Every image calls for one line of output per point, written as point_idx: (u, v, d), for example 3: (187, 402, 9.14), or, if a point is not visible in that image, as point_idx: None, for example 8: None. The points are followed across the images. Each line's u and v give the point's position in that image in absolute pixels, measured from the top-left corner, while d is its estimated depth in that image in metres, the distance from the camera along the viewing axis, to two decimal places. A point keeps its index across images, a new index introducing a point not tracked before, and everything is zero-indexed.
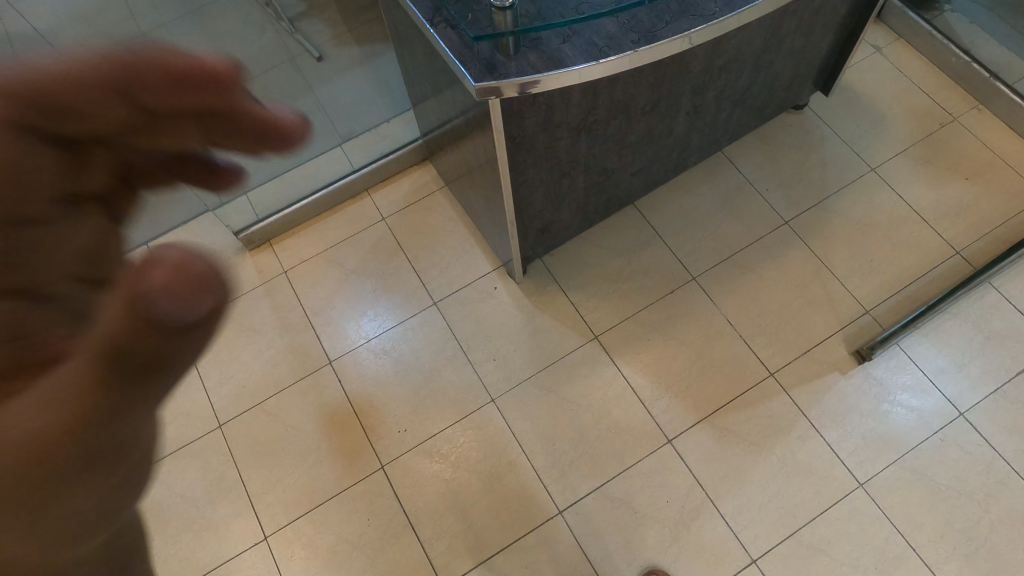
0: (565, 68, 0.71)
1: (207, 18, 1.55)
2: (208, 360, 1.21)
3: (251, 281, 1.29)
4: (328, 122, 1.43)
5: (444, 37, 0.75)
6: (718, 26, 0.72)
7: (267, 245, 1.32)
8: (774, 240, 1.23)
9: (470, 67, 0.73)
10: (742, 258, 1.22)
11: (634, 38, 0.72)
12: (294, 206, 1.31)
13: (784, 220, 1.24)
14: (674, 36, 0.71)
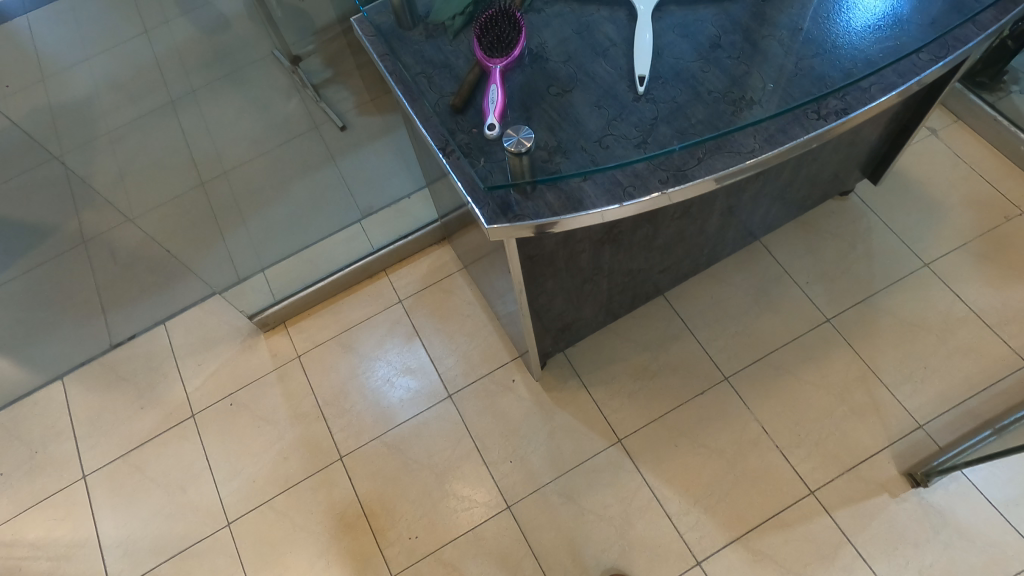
0: (588, 210, 0.63)
1: (236, 80, 1.45)
2: (220, 451, 1.19)
3: (264, 365, 1.26)
4: (349, 195, 1.44)
5: (458, 170, 0.67)
6: (755, 164, 0.65)
7: (282, 326, 1.29)
8: (814, 340, 1.14)
9: (483, 204, 0.65)
10: (781, 357, 1.13)
11: (662, 176, 0.65)
12: (309, 287, 1.28)
13: (825, 319, 1.16)
14: (707, 176, 0.64)
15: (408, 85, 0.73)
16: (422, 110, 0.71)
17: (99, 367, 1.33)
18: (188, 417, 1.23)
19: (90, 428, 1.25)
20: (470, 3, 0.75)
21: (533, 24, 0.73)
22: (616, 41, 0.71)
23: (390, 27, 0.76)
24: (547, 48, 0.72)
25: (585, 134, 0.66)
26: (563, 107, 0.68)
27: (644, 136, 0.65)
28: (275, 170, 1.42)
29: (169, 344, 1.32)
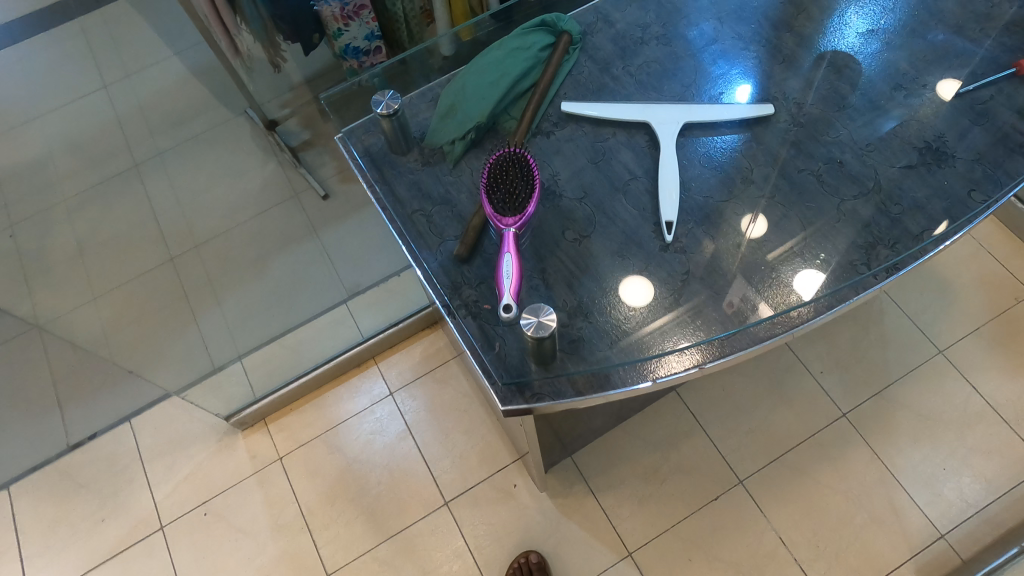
0: (617, 387, 0.55)
1: (199, 143, 1.47)
2: (192, 569, 1.09)
3: (242, 468, 1.16)
4: (330, 270, 1.27)
5: (462, 333, 0.57)
6: (777, 307, 0.58)
7: (261, 423, 1.20)
8: (830, 436, 1.10)
9: (493, 378, 0.55)
10: (795, 458, 1.08)
11: (698, 345, 0.56)
12: (290, 385, 1.19)
13: (841, 414, 1.12)
14: (749, 347, 0.56)
15: (403, 221, 0.63)
16: (420, 253, 0.61)
17: (58, 475, 1.22)
18: (156, 530, 1.13)
19: (46, 544, 1.15)
20: (471, 126, 0.65)
21: (543, 152, 0.65)
22: (637, 174, 0.63)
23: (381, 151, 0.67)
24: (560, 181, 0.64)
25: (608, 292, 0.59)
26: (582, 256, 0.60)
27: (675, 293, 0.58)
28: (252, 241, 1.34)
29: (136, 447, 1.22)
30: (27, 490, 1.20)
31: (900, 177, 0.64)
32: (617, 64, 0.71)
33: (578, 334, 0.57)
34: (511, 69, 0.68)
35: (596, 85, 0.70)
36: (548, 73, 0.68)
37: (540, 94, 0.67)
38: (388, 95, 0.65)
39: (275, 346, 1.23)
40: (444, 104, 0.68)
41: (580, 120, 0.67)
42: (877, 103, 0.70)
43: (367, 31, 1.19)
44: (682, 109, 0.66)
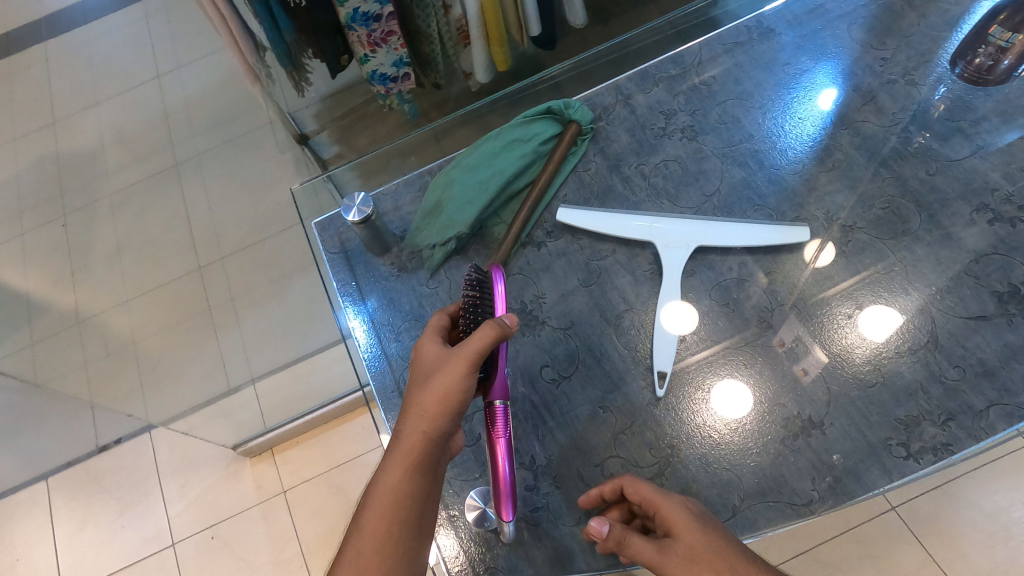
0: None
1: (239, 147, 1.46)
2: None
3: (248, 497, 1.19)
4: None
5: None
6: (831, 353, 0.64)
7: (268, 453, 1.23)
8: (871, 533, 0.98)
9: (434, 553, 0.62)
10: (827, 553, 0.98)
11: None
12: (295, 420, 1.22)
13: (888, 509, 0.99)
14: (744, 541, 0.58)
15: (374, 341, 0.71)
16: (384, 380, 0.69)
17: (86, 475, 1.27)
18: (167, 546, 1.18)
19: (70, 541, 1.23)
20: (451, 234, 0.71)
21: (531, 265, 0.72)
22: (633, 303, 0.69)
23: (356, 249, 0.77)
24: (544, 302, 0.70)
25: (579, 457, 0.63)
26: (555, 398, 0.65)
27: (658, 469, 0.61)
28: (276, 260, 1.33)
29: (154, 459, 1.25)
30: (54, 484, 1.28)
31: (967, 333, 0.62)
32: (605, 175, 0.76)
33: (548, 515, 0.61)
34: (506, 166, 0.72)
35: (601, 187, 0.76)
36: (545, 172, 0.73)
37: (533, 200, 0.72)
38: (357, 200, 0.68)
39: (286, 372, 1.22)
40: (428, 201, 0.74)
41: (572, 225, 0.72)
42: (950, 232, 0.68)
43: (396, 57, 1.11)
44: (691, 224, 0.69)
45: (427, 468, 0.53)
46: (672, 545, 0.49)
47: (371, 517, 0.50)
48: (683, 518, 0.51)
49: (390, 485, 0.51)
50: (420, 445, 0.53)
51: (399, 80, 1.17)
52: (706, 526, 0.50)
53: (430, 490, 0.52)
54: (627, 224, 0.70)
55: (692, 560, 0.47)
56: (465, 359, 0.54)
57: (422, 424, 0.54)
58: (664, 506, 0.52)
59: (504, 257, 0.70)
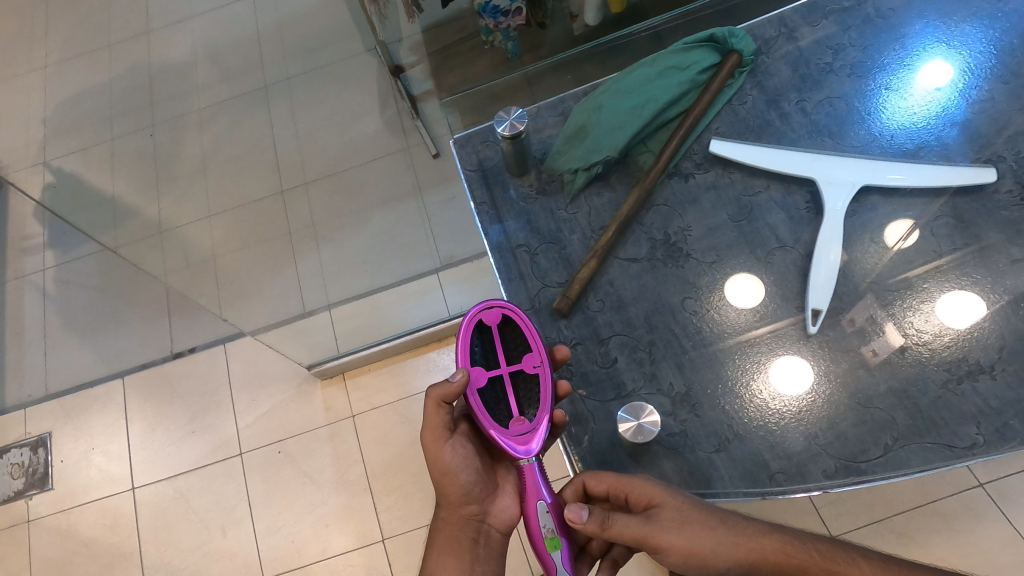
0: (718, 500, 0.67)
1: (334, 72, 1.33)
2: (262, 501, 1.20)
3: (318, 418, 1.25)
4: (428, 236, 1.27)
5: None
6: (906, 335, 0.72)
7: (340, 377, 1.30)
8: (957, 505, 1.07)
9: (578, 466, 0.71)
10: (903, 524, 1.07)
11: (827, 468, 0.67)
12: (371, 347, 1.29)
13: (978, 485, 1.08)
14: (885, 478, 0.66)
15: (508, 260, 0.81)
16: (525, 290, 0.79)
17: (160, 379, 1.35)
18: (235, 455, 1.24)
19: (143, 439, 1.31)
20: (597, 160, 0.82)
21: (676, 197, 0.82)
22: (786, 242, 0.78)
23: (495, 168, 0.87)
24: (689, 236, 0.80)
25: (726, 381, 0.72)
26: (696, 326, 0.75)
27: (801, 407, 0.70)
28: (357, 191, 1.31)
29: (227, 371, 1.32)
30: (132, 386, 1.36)
31: None
32: (768, 115, 0.85)
33: (689, 439, 0.69)
34: (659, 96, 0.83)
35: (752, 122, 0.85)
36: (697, 103, 0.84)
37: (684, 130, 0.83)
38: (512, 115, 0.78)
39: (364, 300, 1.27)
40: (573, 124, 0.85)
41: (723, 159, 0.82)
42: None
43: None
44: (853, 167, 0.79)
45: (454, 547, 0.70)
46: (658, 516, 0.62)
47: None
48: (658, 492, 0.64)
49: (430, 569, 0.70)
50: (447, 531, 0.72)
51: (510, 15, 1.22)
52: (675, 495, 0.64)
53: (458, 563, 0.69)
54: (781, 163, 0.80)
55: (682, 523, 0.61)
56: (430, 447, 0.70)
57: (444, 512, 0.73)
58: (633, 487, 0.64)
59: (651, 184, 0.81)
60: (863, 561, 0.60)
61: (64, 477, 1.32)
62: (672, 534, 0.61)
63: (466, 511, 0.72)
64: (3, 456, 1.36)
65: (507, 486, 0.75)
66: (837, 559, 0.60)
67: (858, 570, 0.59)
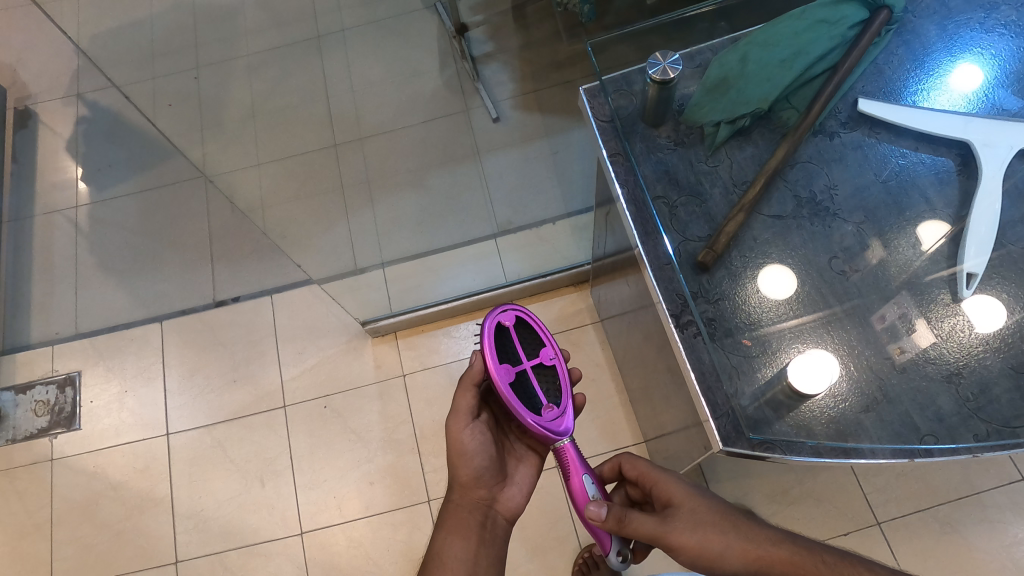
0: (869, 459, 0.56)
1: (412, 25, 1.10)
2: (305, 455, 1.21)
3: (367, 374, 1.27)
4: (487, 203, 1.23)
5: (664, 296, 0.62)
6: (936, 332, 0.63)
7: (392, 335, 1.31)
8: (1003, 498, 1.09)
9: (736, 414, 0.58)
10: (946, 512, 1.09)
11: (979, 430, 0.58)
12: (427, 307, 1.29)
13: (1020, 479, 1.10)
14: None
15: (642, 215, 0.66)
16: (655, 248, 0.64)
17: (201, 326, 1.35)
18: (279, 406, 1.26)
19: (181, 385, 1.30)
20: (744, 113, 0.67)
21: (822, 155, 0.67)
22: (937, 205, 0.66)
23: (628, 120, 0.70)
24: (838, 194, 0.66)
25: (887, 343, 0.62)
26: (850, 290, 0.64)
27: (955, 366, 0.60)
28: (421, 150, 1.18)
29: (273, 323, 1.33)
30: (172, 332, 1.35)
31: None
32: (920, 78, 0.71)
33: (839, 396, 0.60)
34: (810, 48, 0.67)
35: (902, 83, 0.70)
36: (848, 60, 0.68)
37: (832, 89, 0.68)
38: (667, 60, 0.64)
39: (419, 261, 1.25)
40: (714, 74, 0.69)
41: (872, 120, 0.68)
42: None
43: None
44: (1011, 131, 0.67)
45: (463, 526, 0.70)
46: (675, 514, 0.60)
47: (432, 565, 0.68)
48: (683, 490, 0.63)
49: (440, 546, 0.69)
50: (456, 512, 0.72)
51: None
52: (701, 495, 0.62)
53: (466, 540, 0.69)
54: (936, 125, 0.67)
55: (698, 524, 0.59)
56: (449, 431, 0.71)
57: (457, 493, 0.73)
58: (661, 479, 0.65)
59: (802, 140, 0.67)
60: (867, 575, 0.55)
61: (92, 419, 1.29)
62: (684, 533, 0.59)
63: (478, 494, 0.73)
64: (27, 393, 1.31)
65: (515, 475, 0.77)
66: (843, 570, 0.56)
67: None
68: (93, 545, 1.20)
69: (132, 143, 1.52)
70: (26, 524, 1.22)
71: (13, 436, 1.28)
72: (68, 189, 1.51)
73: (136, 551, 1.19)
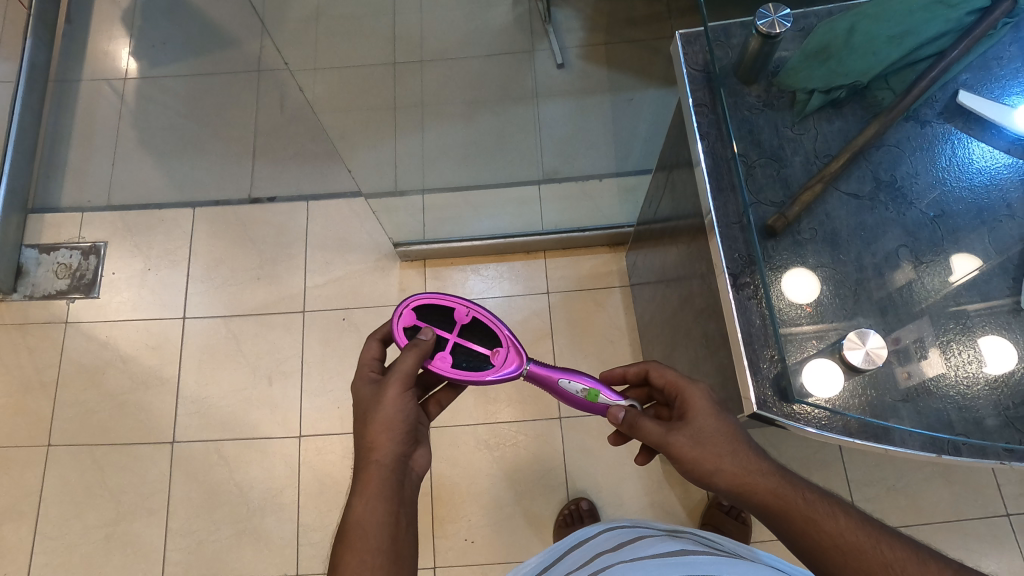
0: (897, 446, 0.58)
1: None
2: (316, 362, 1.24)
3: (391, 295, 1.30)
4: (537, 148, 1.19)
5: (729, 251, 0.64)
6: (966, 355, 0.63)
7: (420, 262, 1.34)
8: (983, 531, 1.09)
9: (777, 379, 0.60)
10: (926, 533, 1.10)
11: (1011, 439, 0.60)
12: (461, 241, 1.32)
13: (1005, 515, 1.10)
14: None
15: (718, 169, 0.66)
16: (728, 204, 0.65)
17: (234, 219, 1.36)
18: (299, 310, 1.28)
19: (204, 273, 1.32)
20: (841, 83, 0.67)
21: (911, 141, 0.68)
22: (1018, 214, 0.67)
23: (721, 74, 0.69)
24: (918, 184, 0.67)
25: (936, 341, 0.64)
26: (910, 282, 0.65)
27: (995, 378, 0.62)
28: (475, 84, 1.09)
29: (305, 229, 1.34)
30: (203, 221, 1.36)
31: None
32: (1021, 82, 0.71)
33: (878, 382, 0.61)
34: (922, 30, 0.67)
35: (1002, 85, 0.71)
36: (956, 49, 0.68)
37: (934, 75, 0.68)
38: (777, 13, 0.62)
39: (460, 194, 1.24)
40: (815, 41, 0.68)
41: (968, 113, 0.69)
42: None
43: None
44: None
45: (388, 489, 0.54)
46: (684, 426, 0.55)
47: (346, 546, 0.51)
48: (706, 404, 0.56)
49: (357, 515, 0.52)
50: (369, 474, 0.55)
51: None
52: (721, 415, 0.56)
53: (394, 510, 0.53)
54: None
55: (700, 440, 0.54)
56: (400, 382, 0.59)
57: (376, 453, 0.56)
58: (685, 390, 0.58)
59: (891, 124, 0.68)
60: (843, 519, 0.49)
61: (112, 290, 1.31)
62: (684, 445, 0.54)
63: (404, 453, 0.57)
64: (50, 253, 1.33)
65: (427, 435, 0.63)
66: (818, 509, 0.50)
67: (838, 526, 0.49)
68: (94, 411, 1.22)
69: (190, 28, 1.50)
70: (31, 379, 1.24)
71: (31, 293, 1.30)
72: (115, 62, 1.49)
73: (135, 424, 1.21)
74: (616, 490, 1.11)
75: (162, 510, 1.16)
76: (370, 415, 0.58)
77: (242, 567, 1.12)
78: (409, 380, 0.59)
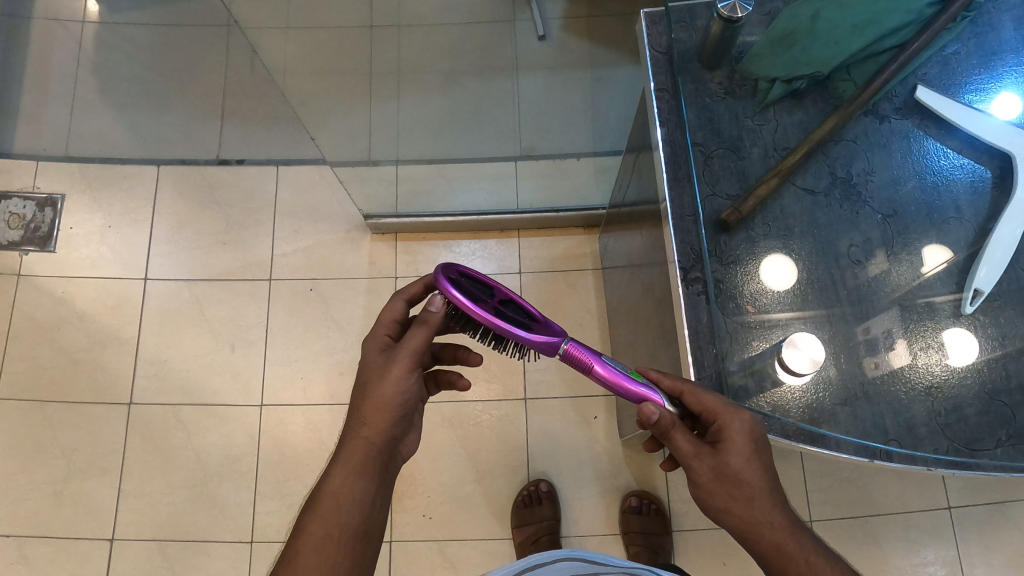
0: (830, 450, 0.59)
1: None
2: (280, 332, 1.22)
3: (361, 268, 1.28)
4: (514, 121, 1.17)
5: (683, 245, 0.63)
6: (911, 358, 0.64)
7: (391, 236, 1.31)
8: (926, 522, 1.14)
9: (720, 376, 0.60)
10: (872, 523, 1.15)
11: (938, 446, 0.62)
12: (434, 216, 1.30)
13: (946, 507, 1.15)
14: (992, 471, 0.61)
15: (675, 158, 0.66)
16: (682, 195, 0.65)
17: (200, 179, 1.31)
18: (265, 277, 1.25)
19: (167, 234, 1.28)
20: (802, 73, 0.67)
21: (868, 137, 0.69)
22: (964, 215, 0.68)
23: (684, 57, 0.69)
24: (872, 182, 0.68)
25: (874, 346, 0.64)
26: (861, 282, 0.66)
27: (933, 384, 0.63)
28: (453, 52, 1.05)
29: (274, 194, 1.30)
30: (167, 179, 1.31)
31: None
32: (981, 78, 0.72)
33: (815, 385, 0.63)
34: (883, 19, 0.67)
35: (963, 81, 0.72)
36: (916, 42, 0.68)
37: (894, 68, 0.69)
38: None
39: (433, 168, 1.21)
40: (780, 26, 0.69)
41: (924, 109, 0.70)
42: None
43: None
44: None
45: (370, 469, 0.54)
46: (712, 456, 0.52)
47: (315, 513, 0.51)
48: (743, 442, 0.52)
49: (334, 487, 0.52)
50: (357, 448, 0.54)
51: None
52: (757, 455, 0.53)
53: (372, 492, 0.53)
54: (984, 129, 0.69)
55: (726, 477, 0.52)
56: (407, 362, 0.56)
57: (367, 429, 0.55)
58: (725, 418, 0.53)
59: (849, 118, 0.69)
60: None
61: (69, 245, 1.26)
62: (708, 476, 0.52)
63: (395, 435, 0.56)
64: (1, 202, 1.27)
65: (422, 415, 0.62)
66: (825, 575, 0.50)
67: None
68: (46, 370, 1.19)
69: None
70: None
71: None
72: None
73: (90, 384, 1.18)
74: (576, 472, 1.13)
75: (115, 471, 1.14)
76: (374, 387, 0.56)
77: (198, 533, 1.11)
78: (416, 359, 0.57)
